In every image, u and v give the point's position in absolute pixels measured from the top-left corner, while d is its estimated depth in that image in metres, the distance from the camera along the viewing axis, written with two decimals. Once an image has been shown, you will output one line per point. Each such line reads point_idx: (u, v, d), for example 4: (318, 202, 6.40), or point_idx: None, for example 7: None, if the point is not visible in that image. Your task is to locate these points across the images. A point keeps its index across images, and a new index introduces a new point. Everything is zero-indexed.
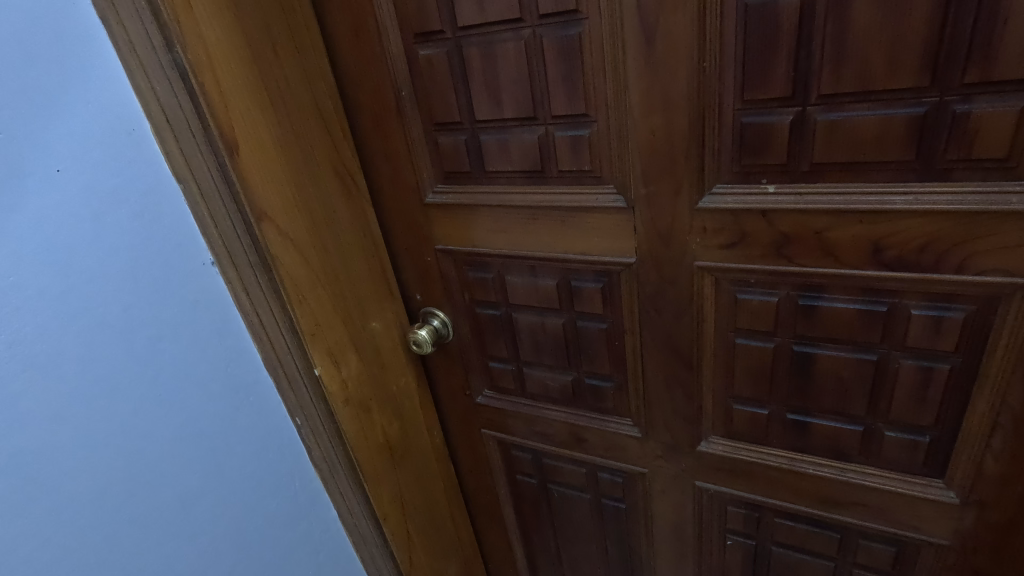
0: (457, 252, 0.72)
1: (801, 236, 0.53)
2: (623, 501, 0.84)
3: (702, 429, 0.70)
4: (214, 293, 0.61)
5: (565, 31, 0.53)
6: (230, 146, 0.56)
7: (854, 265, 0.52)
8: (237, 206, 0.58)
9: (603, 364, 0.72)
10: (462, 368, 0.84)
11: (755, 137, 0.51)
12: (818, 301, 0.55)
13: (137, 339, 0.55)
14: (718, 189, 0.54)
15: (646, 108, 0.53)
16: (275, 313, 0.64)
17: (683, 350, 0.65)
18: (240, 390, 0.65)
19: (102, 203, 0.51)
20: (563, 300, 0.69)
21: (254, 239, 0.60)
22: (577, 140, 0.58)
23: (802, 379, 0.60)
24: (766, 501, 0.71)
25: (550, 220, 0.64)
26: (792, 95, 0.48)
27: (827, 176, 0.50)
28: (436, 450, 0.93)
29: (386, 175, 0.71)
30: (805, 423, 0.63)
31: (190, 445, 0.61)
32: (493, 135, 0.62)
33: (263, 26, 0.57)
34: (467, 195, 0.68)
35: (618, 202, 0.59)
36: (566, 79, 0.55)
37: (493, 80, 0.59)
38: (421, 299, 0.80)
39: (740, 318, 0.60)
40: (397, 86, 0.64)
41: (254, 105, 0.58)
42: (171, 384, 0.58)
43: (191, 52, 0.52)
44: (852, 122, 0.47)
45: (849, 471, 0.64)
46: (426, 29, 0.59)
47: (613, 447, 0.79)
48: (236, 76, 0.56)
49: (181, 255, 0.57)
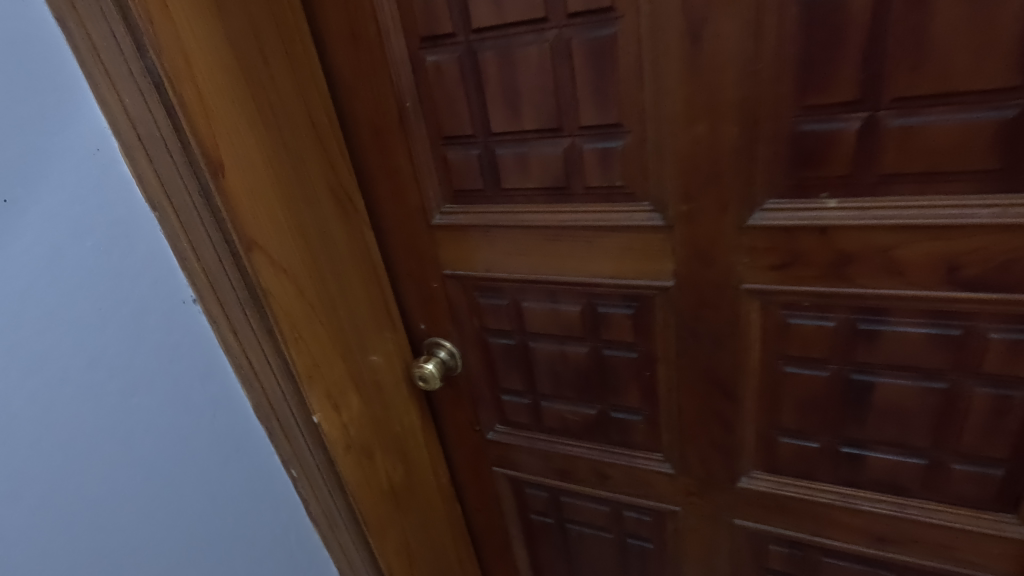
0: (467, 277, 0.66)
1: (864, 255, 0.47)
2: (650, 540, 0.78)
3: (741, 464, 0.65)
4: (195, 335, 0.53)
5: (596, 32, 0.47)
6: (214, 166, 0.48)
7: (925, 285, 0.47)
8: (223, 235, 0.50)
9: (631, 397, 0.66)
10: (470, 401, 0.77)
11: (816, 146, 0.45)
12: (880, 325, 0.50)
13: (105, 390, 0.48)
14: (770, 205, 0.49)
15: (689, 115, 0.47)
16: (267, 355, 0.56)
17: (722, 379, 0.59)
18: (229, 444, 0.57)
19: (63, 237, 0.44)
20: (587, 328, 0.63)
21: (243, 273, 0.52)
22: (608, 153, 0.52)
23: (859, 409, 0.55)
24: (811, 539, 0.66)
25: (575, 241, 0.58)
26: (860, 98, 0.42)
27: (898, 188, 0.44)
28: (442, 490, 0.85)
29: (388, 196, 0.64)
30: (860, 457, 0.58)
31: (170, 509, 0.53)
32: (511, 148, 0.56)
33: (250, 30, 0.51)
34: (479, 216, 0.61)
35: (654, 220, 0.53)
36: (597, 86, 0.49)
37: (512, 88, 0.53)
38: (425, 329, 0.73)
39: (789, 345, 0.55)
40: (401, 96, 0.57)
41: (244, 120, 0.51)
42: (148, 442, 0.51)
43: (167, 59, 0.44)
44: (928, 129, 0.42)
45: (908, 506, 0.58)
46: (434, 32, 0.53)
47: (639, 483, 0.73)
48: (220, 84, 0.48)
49: (156, 293, 0.50)
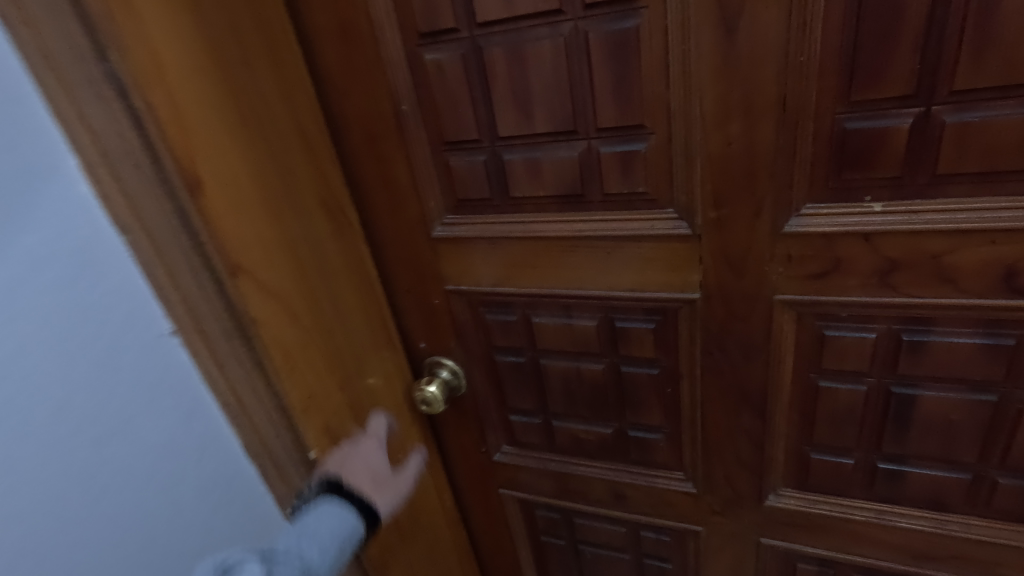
0: (472, 292, 0.61)
1: (912, 262, 0.44)
2: (670, 560, 0.74)
3: (770, 482, 0.61)
4: (174, 370, 0.49)
5: (618, 24, 0.43)
6: (191, 183, 0.43)
7: (978, 293, 0.43)
8: (204, 260, 0.45)
9: (652, 414, 0.62)
10: (476, 423, 0.72)
11: (862, 145, 0.41)
12: (926, 336, 0.47)
13: (74, 437, 0.43)
14: (809, 210, 0.45)
15: (720, 115, 0.43)
16: (257, 389, 0.51)
17: (752, 395, 0.55)
18: (217, 487, 0.53)
19: (19, 271, 0.39)
20: (604, 343, 0.59)
21: (228, 300, 0.47)
22: (630, 156, 0.48)
23: (899, 424, 0.52)
24: (843, 557, 0.62)
25: (591, 251, 0.53)
26: (913, 92, 0.38)
27: (952, 190, 0.41)
28: (447, 515, 0.80)
29: (384, 207, 0.59)
30: (899, 473, 0.54)
31: (151, 558, 0.49)
32: (521, 153, 0.51)
33: (229, 28, 0.45)
34: (485, 226, 0.56)
35: (680, 228, 0.49)
36: (617, 83, 0.45)
37: (522, 87, 0.48)
38: (427, 347, 0.68)
39: (826, 358, 0.51)
40: (398, 98, 0.52)
41: (224, 129, 0.45)
42: (123, 489, 0.47)
43: (132, 61, 0.38)
44: (989, 124, 0.38)
45: (950, 523, 0.55)
46: (434, 27, 0.48)
47: (660, 503, 0.69)
48: (196, 90, 0.43)
49: (130, 327, 0.46)
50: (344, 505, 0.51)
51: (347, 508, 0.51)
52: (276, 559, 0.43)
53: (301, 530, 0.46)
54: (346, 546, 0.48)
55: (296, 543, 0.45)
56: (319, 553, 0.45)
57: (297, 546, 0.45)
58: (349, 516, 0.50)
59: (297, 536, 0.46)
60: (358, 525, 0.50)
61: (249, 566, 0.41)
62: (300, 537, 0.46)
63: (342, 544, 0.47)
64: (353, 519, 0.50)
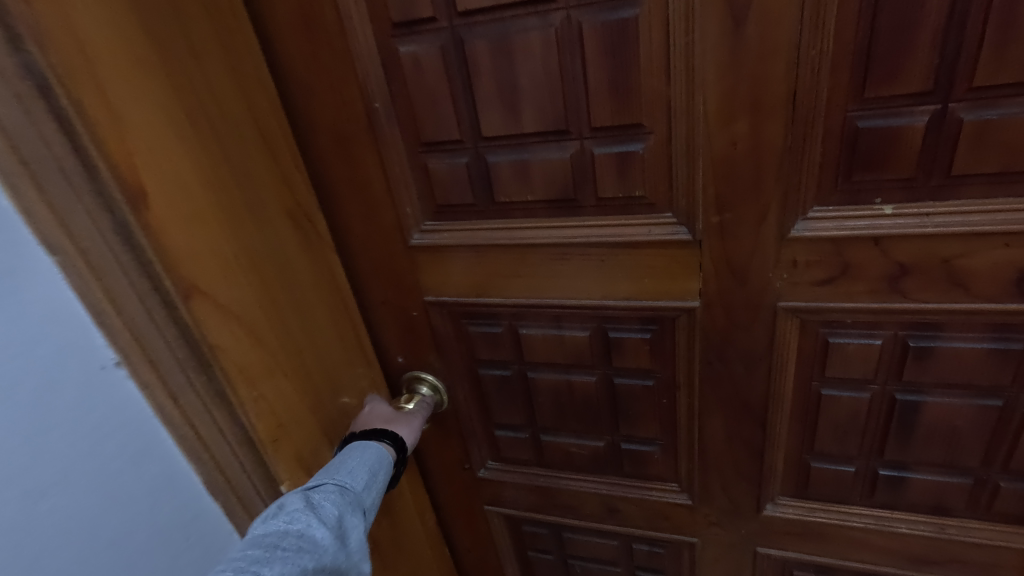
0: (454, 304, 0.57)
1: (922, 266, 0.42)
2: (664, 571, 0.72)
3: (768, 491, 0.59)
4: (123, 406, 0.42)
5: (614, 14, 0.39)
6: (132, 196, 0.37)
7: (989, 298, 0.42)
8: (151, 282, 0.40)
9: (647, 427, 0.59)
10: (459, 439, 0.68)
11: (874, 144, 0.39)
12: (934, 342, 0.45)
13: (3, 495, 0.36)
14: (816, 213, 0.42)
15: (725, 113, 0.40)
16: (217, 420, 0.46)
17: (752, 405, 0.53)
18: (180, 533, 0.47)
19: None
20: (597, 354, 0.56)
21: (181, 326, 0.42)
22: (626, 157, 0.44)
23: (903, 431, 0.50)
24: (841, 564, 0.61)
25: (584, 259, 0.50)
26: (931, 89, 0.36)
27: (965, 191, 0.39)
28: (430, 536, 0.76)
29: (356, 214, 0.54)
30: (901, 479, 0.53)
31: None
32: (507, 155, 0.47)
33: (173, 15, 0.39)
34: (468, 233, 0.52)
35: (679, 234, 0.46)
36: (614, 79, 0.41)
37: (509, 83, 0.44)
38: (405, 361, 0.63)
39: (830, 365, 0.49)
40: (369, 95, 0.47)
41: (170, 131, 0.40)
42: (68, 549, 0.40)
43: (57, 56, 0.33)
44: (1008, 122, 0.36)
45: (950, 527, 0.54)
46: (409, 16, 0.43)
47: (654, 515, 0.66)
48: (135, 87, 0.37)
49: (66, 359, 0.38)
50: (366, 441, 0.53)
51: (370, 444, 0.52)
52: (312, 488, 0.44)
53: (328, 470, 0.47)
54: (378, 472, 0.49)
55: (327, 475, 0.46)
56: (350, 478, 0.46)
57: (328, 478, 0.46)
58: (373, 448, 0.51)
59: (326, 474, 0.47)
60: (383, 452, 0.51)
61: (290, 498, 0.42)
62: (328, 473, 0.47)
63: (372, 470, 0.49)
64: (377, 449, 0.51)
